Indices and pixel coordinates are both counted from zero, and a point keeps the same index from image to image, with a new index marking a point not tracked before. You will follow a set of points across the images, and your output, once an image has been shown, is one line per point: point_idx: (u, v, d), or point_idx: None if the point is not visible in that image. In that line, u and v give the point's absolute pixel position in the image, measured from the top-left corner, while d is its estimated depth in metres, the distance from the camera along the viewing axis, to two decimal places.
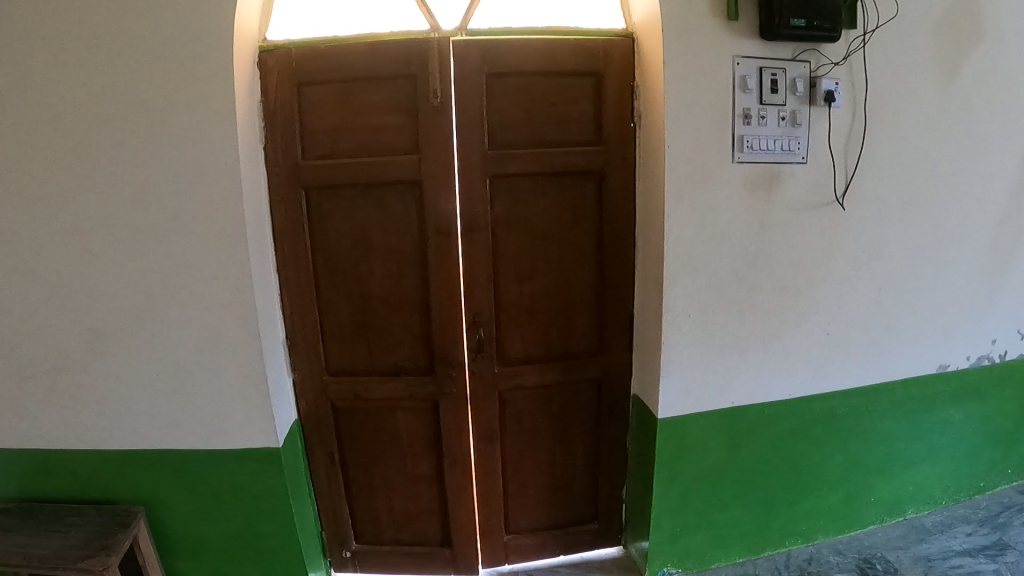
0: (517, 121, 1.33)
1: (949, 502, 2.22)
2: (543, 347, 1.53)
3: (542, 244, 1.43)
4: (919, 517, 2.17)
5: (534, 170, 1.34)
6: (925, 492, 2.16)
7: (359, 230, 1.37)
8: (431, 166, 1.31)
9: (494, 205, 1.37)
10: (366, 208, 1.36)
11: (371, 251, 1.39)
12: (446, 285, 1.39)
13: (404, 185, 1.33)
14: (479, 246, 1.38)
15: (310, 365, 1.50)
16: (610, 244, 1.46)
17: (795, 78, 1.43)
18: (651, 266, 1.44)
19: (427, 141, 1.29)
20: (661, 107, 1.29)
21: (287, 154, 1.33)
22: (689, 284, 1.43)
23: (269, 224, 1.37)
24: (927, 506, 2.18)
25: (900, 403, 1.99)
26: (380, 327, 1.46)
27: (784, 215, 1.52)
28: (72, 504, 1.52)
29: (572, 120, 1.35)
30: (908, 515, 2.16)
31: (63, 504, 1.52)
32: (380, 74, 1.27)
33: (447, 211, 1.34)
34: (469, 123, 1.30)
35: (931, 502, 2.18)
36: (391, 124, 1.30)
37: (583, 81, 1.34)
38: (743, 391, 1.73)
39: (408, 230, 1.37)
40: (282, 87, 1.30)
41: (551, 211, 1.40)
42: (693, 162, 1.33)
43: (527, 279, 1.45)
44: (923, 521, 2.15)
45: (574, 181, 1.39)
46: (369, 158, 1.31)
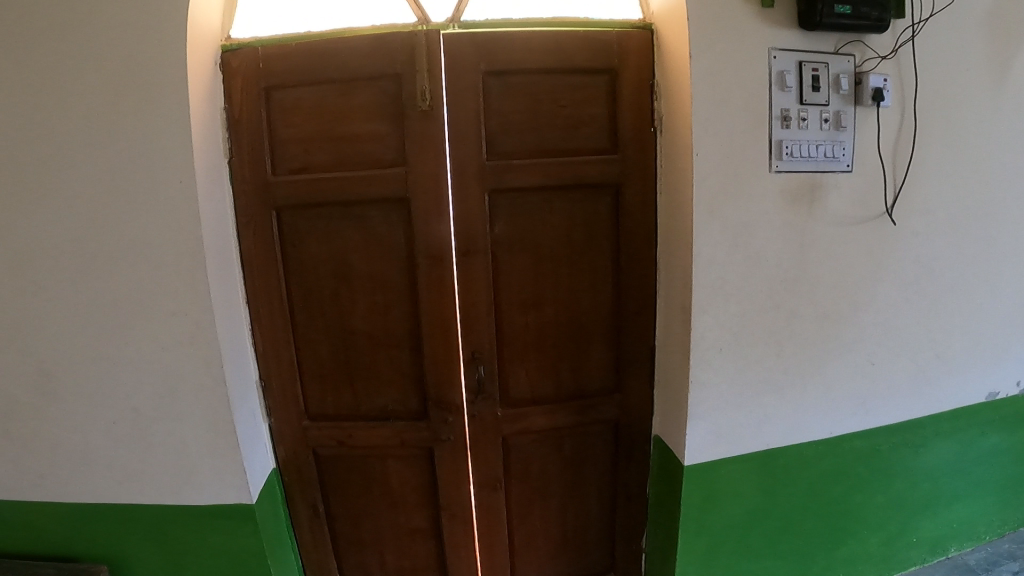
0: (520, 127, 1.13)
1: (993, 537, 1.99)
2: (552, 385, 1.34)
3: (550, 269, 1.23)
4: (963, 555, 1.95)
5: (541, 185, 1.15)
6: (969, 528, 1.94)
7: (339, 255, 1.18)
8: (421, 183, 1.12)
9: (495, 226, 1.18)
10: (345, 230, 1.17)
11: (353, 280, 1.20)
12: (440, 318, 1.20)
13: (390, 203, 1.15)
14: (478, 273, 1.19)
15: (286, 409, 1.31)
16: (628, 267, 1.27)
17: (838, 74, 1.25)
18: (676, 293, 1.25)
19: (416, 153, 1.10)
20: (688, 108, 1.10)
21: (254, 169, 1.14)
22: (721, 313, 1.24)
23: (235, 250, 1.19)
24: (970, 542, 1.96)
25: (947, 435, 1.78)
26: (365, 367, 1.26)
27: (827, 231, 1.33)
28: (23, 560, 1.32)
29: (585, 126, 1.16)
30: (951, 553, 1.94)
31: (13, 561, 1.32)
32: (360, 74, 1.09)
33: (440, 232, 1.15)
34: (464, 130, 1.11)
35: (976, 539, 1.96)
36: (373, 133, 1.11)
37: (597, 80, 1.15)
38: (780, 431, 1.52)
39: (397, 256, 1.18)
40: (248, 92, 1.12)
41: (561, 230, 1.21)
42: (726, 174, 1.14)
43: (534, 309, 1.25)
44: (967, 559, 1.93)
45: (587, 197, 1.20)
46: (349, 172, 1.12)
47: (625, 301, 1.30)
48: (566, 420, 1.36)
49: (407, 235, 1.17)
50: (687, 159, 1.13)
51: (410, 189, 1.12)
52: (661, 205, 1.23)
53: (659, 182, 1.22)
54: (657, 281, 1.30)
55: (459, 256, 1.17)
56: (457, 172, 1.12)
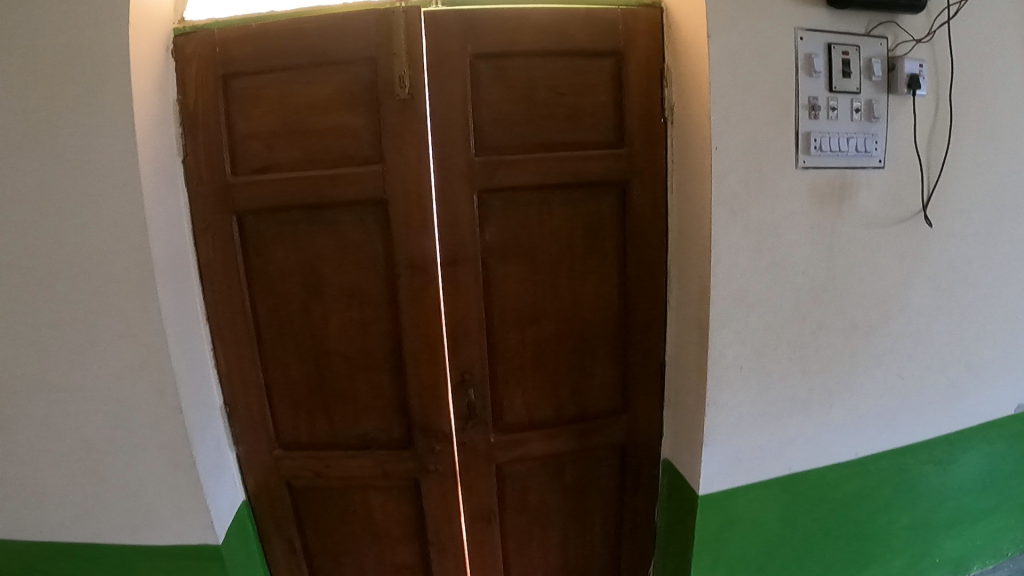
0: (514, 118, 1.00)
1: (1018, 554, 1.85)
2: (552, 408, 1.19)
3: (548, 279, 1.09)
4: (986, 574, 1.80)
5: (537, 183, 1.01)
6: (994, 546, 1.79)
7: (309, 265, 1.05)
8: (402, 183, 0.98)
9: (486, 231, 1.04)
10: (316, 237, 1.03)
11: (326, 294, 1.06)
12: (426, 336, 1.06)
13: (366, 205, 1.01)
14: (467, 284, 1.04)
15: (254, 437, 1.17)
16: (637, 275, 1.13)
17: (870, 59, 1.12)
18: (691, 304, 1.11)
19: (395, 147, 0.97)
20: (708, 94, 0.96)
21: (212, 167, 1.01)
22: (742, 327, 1.10)
23: (193, 261, 1.04)
24: (994, 560, 1.81)
25: (974, 448, 1.64)
26: (341, 390, 1.12)
27: (856, 234, 1.20)
28: None
29: (587, 117, 1.02)
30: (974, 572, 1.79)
31: None
32: (330, 58, 0.95)
33: (424, 237, 1.01)
34: (450, 121, 0.97)
35: (1001, 557, 1.81)
36: (346, 125, 0.97)
37: (600, 64, 1.02)
38: (804, 454, 1.38)
39: (375, 265, 1.04)
40: (204, 79, 0.98)
41: (560, 235, 1.07)
42: (748, 171, 1.01)
43: (530, 324, 1.11)
44: None
45: (590, 197, 1.06)
46: (319, 171, 0.98)
47: (633, 314, 1.16)
48: (568, 446, 1.22)
49: (387, 241, 1.02)
50: (705, 153, 0.99)
51: (388, 188, 0.99)
52: (673, 205, 1.09)
53: (671, 179, 1.09)
54: (668, 290, 1.17)
55: (445, 265, 1.03)
56: (442, 169, 0.99)
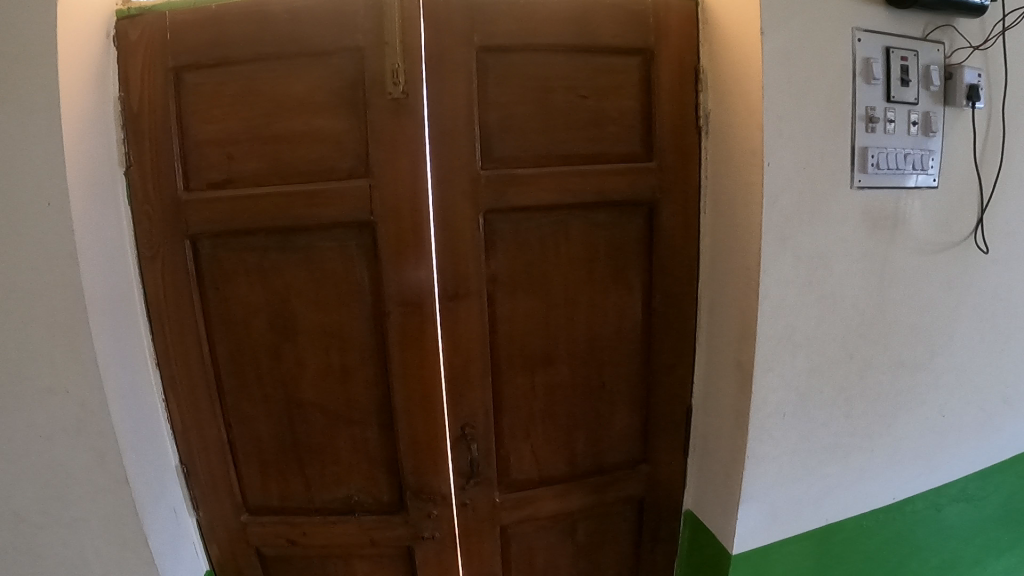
0: (526, 125, 0.83)
1: None
2: (565, 461, 1.03)
3: (564, 316, 0.92)
4: None
5: (553, 204, 0.84)
6: None
7: (278, 301, 0.85)
8: (393, 201, 0.79)
9: (491, 260, 0.86)
10: (286, 267, 0.83)
11: (297, 337, 0.86)
12: (420, 387, 0.87)
13: (348, 228, 0.81)
14: (471, 323, 0.86)
15: (215, 501, 0.98)
16: (665, 309, 0.96)
17: (928, 66, 0.98)
18: (726, 343, 0.95)
19: (384, 158, 0.78)
20: (761, 101, 0.80)
21: (159, 182, 0.83)
22: (788, 371, 0.95)
23: (139, 294, 0.87)
24: None
25: (1008, 482, 1.47)
26: (318, 447, 0.94)
27: (907, 260, 1.05)
28: None
29: (611, 124, 0.85)
30: None
31: None
32: (306, 49, 0.77)
33: (419, 268, 0.82)
34: (450, 129, 0.79)
35: None
36: (324, 129, 0.78)
37: (628, 62, 0.85)
38: (842, 503, 1.23)
39: (359, 301, 0.84)
40: (151, 75, 0.81)
41: (577, 264, 0.90)
42: (801, 191, 0.86)
43: (542, 369, 0.93)
44: None
45: (611, 218, 0.89)
46: (290, 186, 0.79)
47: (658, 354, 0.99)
48: (582, 503, 1.06)
49: (375, 273, 0.83)
50: (755, 169, 0.82)
51: (376, 208, 0.79)
52: (712, 228, 0.92)
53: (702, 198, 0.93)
54: (698, 326, 1.00)
55: (444, 300, 0.84)
56: (442, 186, 0.80)
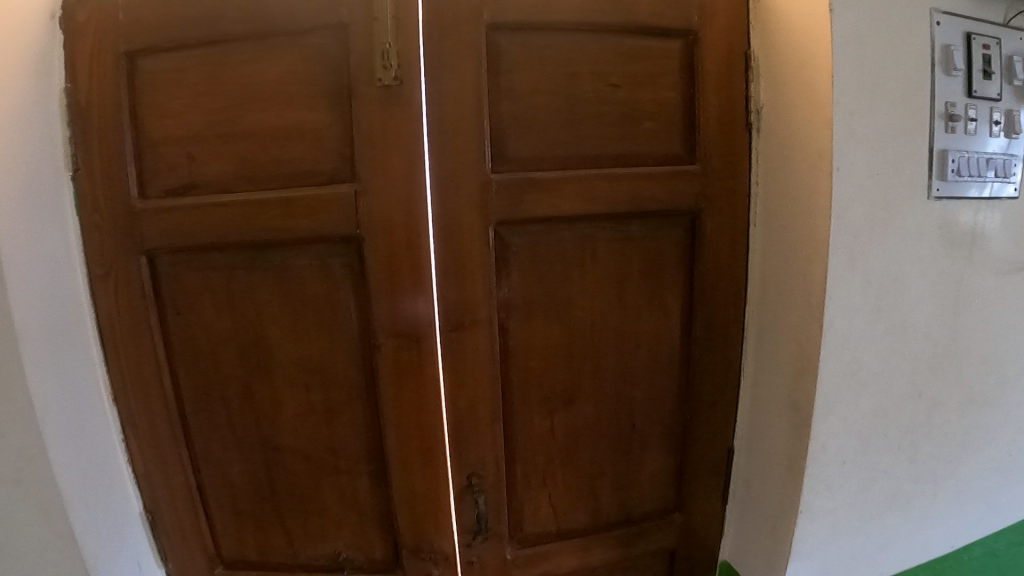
0: (548, 119, 0.67)
1: None
2: (587, 511, 0.88)
3: (592, 350, 0.76)
4: None
5: (582, 215, 0.68)
6: None
7: (248, 330, 0.70)
8: (383, 211, 0.64)
9: (504, 284, 0.70)
10: (257, 290, 0.69)
11: (270, 376, 0.72)
12: (418, 434, 0.72)
13: (330, 243, 0.66)
14: (479, 360, 0.71)
15: (183, 556, 0.84)
16: (707, 338, 0.83)
17: (1012, 57, 0.84)
18: (779, 379, 0.81)
19: (371, 160, 0.63)
20: (827, 96, 0.66)
21: (110, 187, 0.69)
22: (857, 417, 0.80)
23: (92, 318, 0.74)
24: None
25: None
26: (301, 498, 0.80)
27: (984, 281, 0.91)
28: None
29: (650, 120, 0.70)
30: None
31: None
32: (277, 29, 0.63)
33: (414, 291, 0.67)
34: (454, 123, 0.64)
35: None
36: (300, 126, 0.64)
37: (669, 45, 0.70)
38: (902, 558, 1.07)
39: (344, 332, 0.69)
40: (100, 61, 0.68)
41: (607, 287, 0.74)
42: (874, 201, 0.72)
43: (562, 411, 0.78)
44: None
45: (651, 231, 0.73)
46: (259, 194, 0.65)
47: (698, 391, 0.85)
48: (606, 559, 0.91)
49: (362, 299, 0.68)
50: (821, 177, 0.68)
51: (361, 221, 0.64)
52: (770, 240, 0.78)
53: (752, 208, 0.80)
54: (744, 355, 0.87)
55: (444, 333, 0.69)
56: (444, 192, 0.65)
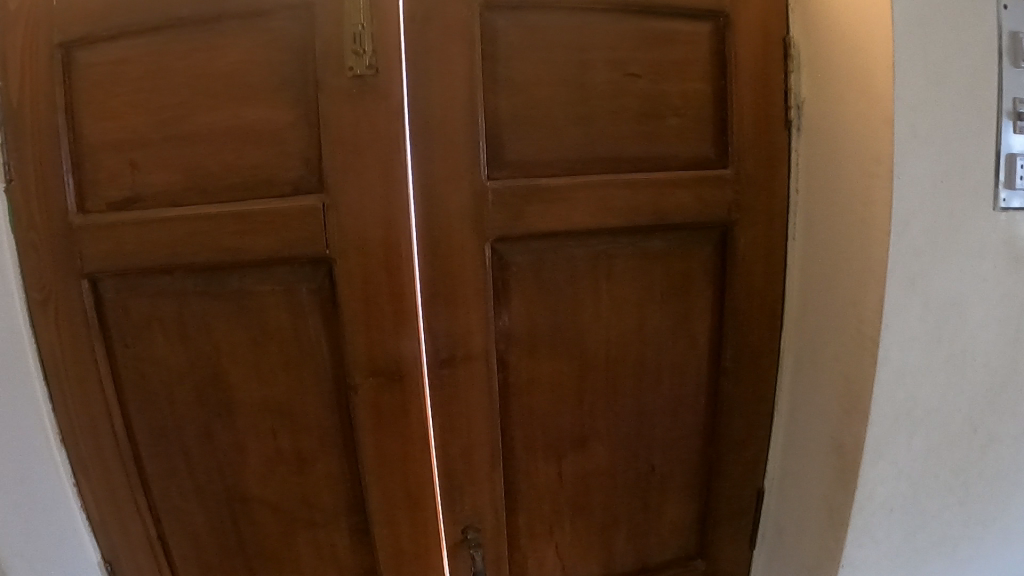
0: (556, 116, 0.56)
1: None
2: (600, 564, 0.77)
3: (606, 386, 0.65)
4: None
5: (594, 229, 0.58)
6: None
7: (204, 366, 0.60)
8: (357, 227, 0.54)
9: (503, 310, 0.59)
10: (212, 319, 0.58)
11: (230, 419, 0.62)
12: (403, 485, 0.62)
13: (297, 265, 0.56)
14: (474, 399, 0.60)
15: None
16: (736, 367, 0.73)
17: None
18: (819, 416, 0.71)
19: (342, 166, 0.53)
20: (887, 87, 0.56)
21: (44, 204, 0.59)
22: (928, 466, 0.67)
23: (29, 347, 0.63)
24: None
25: None
26: (274, 557, 0.67)
27: None
28: None
29: (675, 116, 0.59)
30: None
31: None
32: (234, 11, 0.53)
33: (395, 321, 0.56)
34: (443, 120, 0.54)
35: None
36: (262, 127, 0.54)
37: (697, 28, 0.60)
38: None
39: (315, 369, 0.59)
40: (32, 55, 0.57)
41: (623, 312, 0.63)
42: (944, 208, 0.59)
43: (572, 455, 0.68)
44: None
45: (674, 244, 0.63)
46: (212, 208, 0.55)
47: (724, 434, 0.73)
48: None
49: (334, 331, 0.58)
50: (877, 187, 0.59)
51: (332, 239, 0.54)
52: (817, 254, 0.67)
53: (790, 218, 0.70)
54: (777, 388, 0.77)
55: (432, 370, 0.59)
56: (430, 203, 0.55)
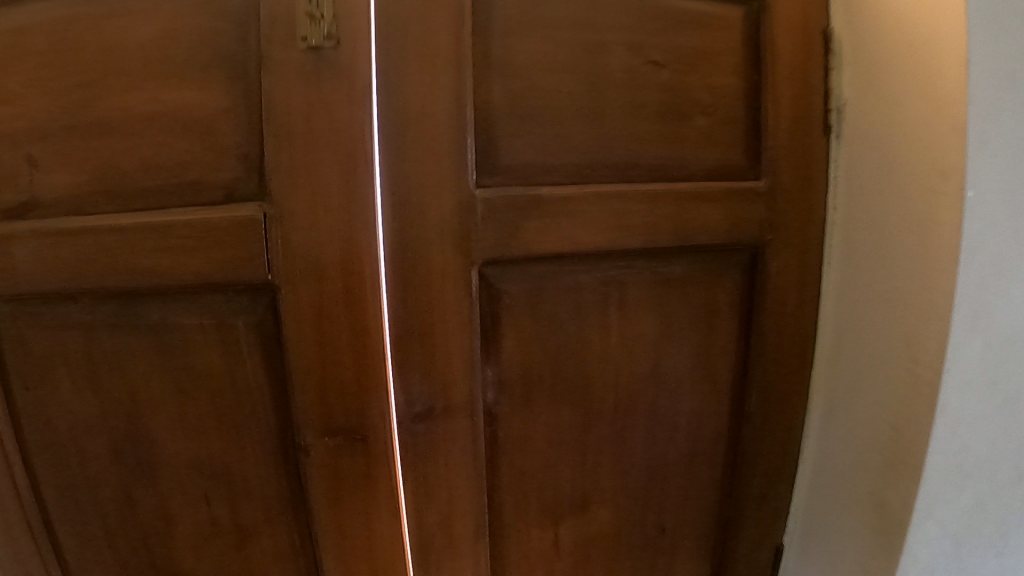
0: (562, 111, 0.46)
1: None
2: None
3: (613, 438, 0.55)
4: None
5: (605, 250, 0.47)
6: None
7: (119, 415, 0.48)
8: (308, 245, 0.43)
9: (493, 349, 0.49)
10: (128, 357, 0.47)
11: (150, 480, 0.50)
12: (368, 561, 0.50)
13: (234, 293, 0.45)
14: (454, 458, 0.49)
15: None
16: (771, 413, 0.60)
17: None
18: (853, 469, 0.61)
19: (293, 169, 0.43)
20: (959, 86, 0.46)
21: None
22: (1009, 547, 0.55)
23: None
24: None
25: None
26: None
27: None
28: None
29: (701, 118, 0.50)
30: None
31: None
32: None
33: (356, 363, 0.45)
34: (423, 114, 0.43)
35: None
36: (195, 118, 0.44)
37: (728, 13, 0.50)
38: None
39: (256, 420, 0.48)
40: None
41: (636, 353, 0.53)
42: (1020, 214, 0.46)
43: (570, 520, 0.57)
44: None
45: (697, 270, 0.53)
46: (124, 219, 0.44)
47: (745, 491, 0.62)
48: None
49: (278, 374, 0.47)
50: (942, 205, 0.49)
51: (275, 260, 0.44)
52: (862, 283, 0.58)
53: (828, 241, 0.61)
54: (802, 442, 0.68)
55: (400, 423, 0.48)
56: (404, 218, 0.44)
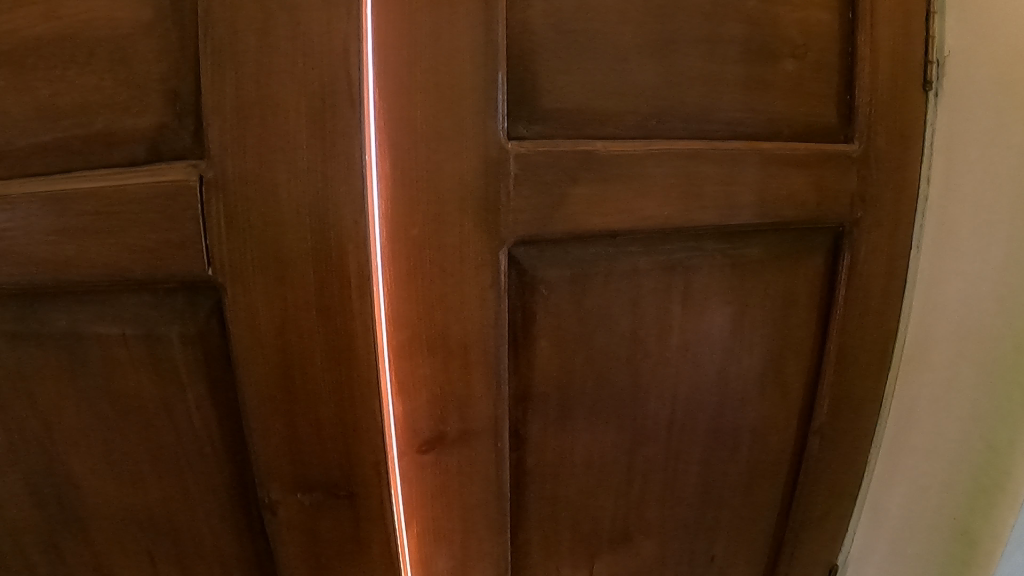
0: (622, 42, 0.36)
1: None
2: None
3: (665, 456, 0.45)
4: None
5: (669, 225, 0.37)
6: None
7: (28, 441, 0.38)
8: (262, 226, 0.33)
9: (525, 355, 0.38)
10: (32, 369, 0.36)
11: (79, 528, 0.40)
12: None
13: (170, 289, 0.35)
14: (471, 493, 0.39)
15: None
16: (846, 424, 0.50)
17: None
18: (936, 491, 0.51)
19: (243, 120, 0.32)
20: None
21: None
22: None
23: None
24: None
25: None
26: None
27: None
28: None
29: (783, 59, 0.39)
30: None
31: None
32: None
33: (331, 385, 0.35)
34: (429, 38, 0.33)
35: None
36: (122, 50, 0.33)
37: None
38: None
39: (206, 452, 0.38)
40: None
41: (699, 355, 0.42)
42: None
43: (608, 555, 0.47)
44: None
45: (778, 255, 0.43)
46: (16, 188, 0.33)
47: (807, 516, 0.52)
48: None
49: (234, 397, 0.36)
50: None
51: (217, 249, 0.33)
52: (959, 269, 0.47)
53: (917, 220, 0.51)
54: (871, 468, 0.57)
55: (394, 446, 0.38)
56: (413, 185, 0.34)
